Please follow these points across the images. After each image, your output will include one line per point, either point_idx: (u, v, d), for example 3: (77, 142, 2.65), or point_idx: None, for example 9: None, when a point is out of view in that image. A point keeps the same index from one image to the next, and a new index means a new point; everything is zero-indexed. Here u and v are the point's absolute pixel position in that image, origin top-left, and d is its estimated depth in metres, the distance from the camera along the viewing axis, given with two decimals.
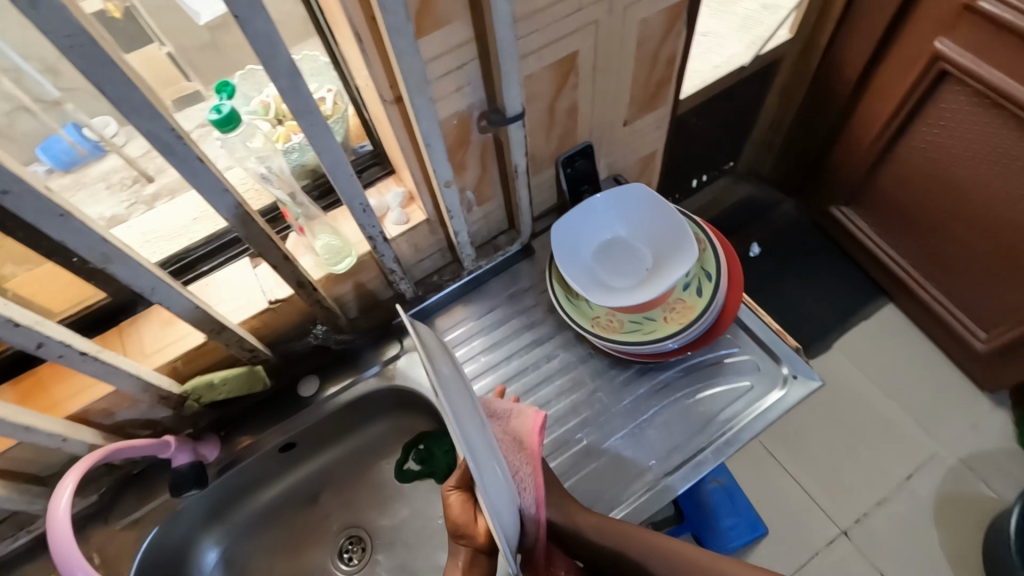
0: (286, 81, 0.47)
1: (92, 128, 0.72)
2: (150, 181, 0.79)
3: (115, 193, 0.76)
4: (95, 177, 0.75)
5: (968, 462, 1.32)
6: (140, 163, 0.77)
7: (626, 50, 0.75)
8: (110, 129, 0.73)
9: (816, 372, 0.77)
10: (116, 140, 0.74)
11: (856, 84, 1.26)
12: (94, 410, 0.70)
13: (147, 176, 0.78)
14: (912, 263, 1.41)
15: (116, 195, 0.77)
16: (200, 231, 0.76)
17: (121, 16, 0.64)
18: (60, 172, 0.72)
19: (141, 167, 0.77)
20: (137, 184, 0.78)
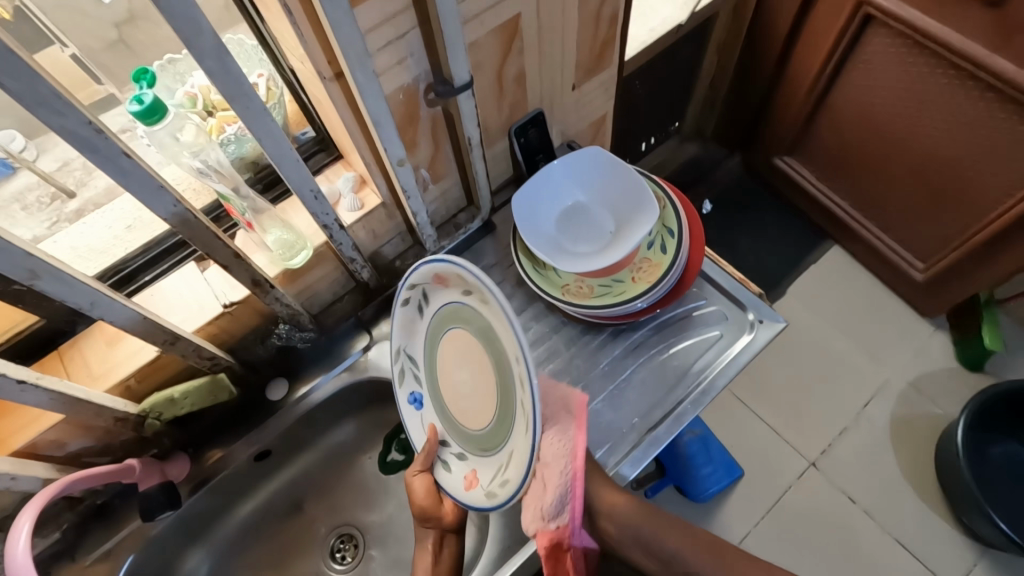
0: (213, 60, 0.43)
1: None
2: (71, 197, 0.73)
3: (34, 213, 0.71)
4: (9, 197, 0.69)
5: (916, 384, 1.42)
6: (58, 178, 0.72)
7: (568, 10, 0.73)
8: (16, 143, 0.68)
9: (779, 315, 0.80)
10: (26, 155, 0.69)
11: (789, 36, 1.29)
12: (43, 443, 0.64)
13: (66, 192, 0.73)
14: (853, 204, 1.48)
15: (36, 215, 0.71)
16: (136, 239, 0.70)
17: (13, 16, 0.59)
18: None
19: (59, 182, 0.72)
20: (57, 201, 0.72)
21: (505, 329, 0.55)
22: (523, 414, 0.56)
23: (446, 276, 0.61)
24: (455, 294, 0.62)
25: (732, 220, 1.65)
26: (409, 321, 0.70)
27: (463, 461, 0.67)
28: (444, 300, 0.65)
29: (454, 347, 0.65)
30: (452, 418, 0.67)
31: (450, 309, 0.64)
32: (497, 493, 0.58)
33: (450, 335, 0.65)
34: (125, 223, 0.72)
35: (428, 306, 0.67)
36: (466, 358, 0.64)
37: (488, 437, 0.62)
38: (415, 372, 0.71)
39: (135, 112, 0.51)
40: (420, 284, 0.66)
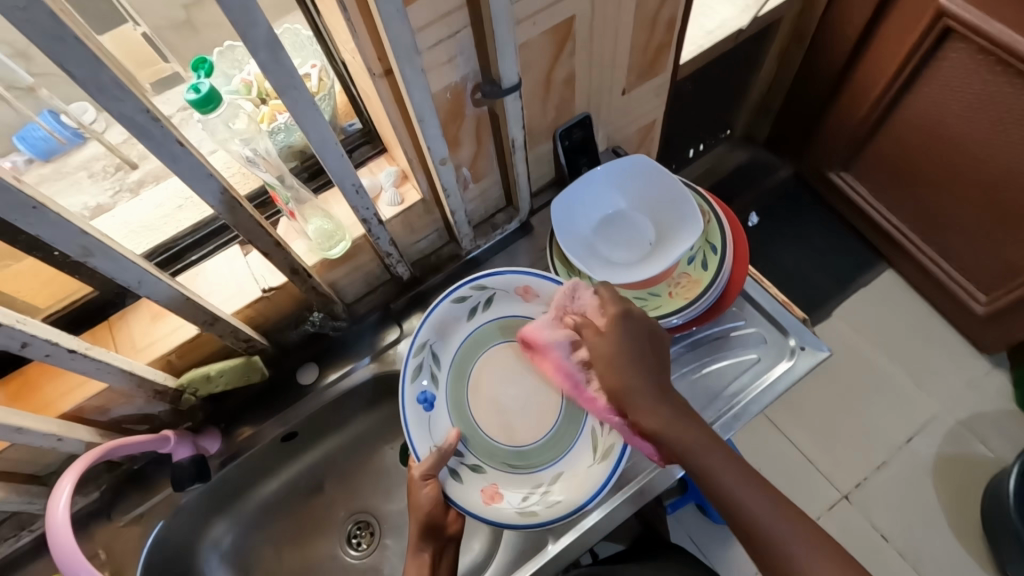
0: (267, 53, 0.43)
1: (70, 116, 0.73)
2: (133, 168, 0.77)
3: (98, 180, 0.75)
4: (76, 165, 0.75)
5: (967, 423, 1.33)
6: (122, 150, 0.76)
7: (624, 13, 0.71)
8: (88, 115, 0.75)
9: (823, 342, 0.76)
10: (95, 127, 0.75)
11: (855, 46, 1.22)
12: (88, 408, 0.68)
13: (130, 163, 0.77)
14: (911, 228, 1.40)
15: (99, 183, 0.75)
16: (187, 218, 0.74)
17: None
18: (42, 162, 0.74)
19: (123, 154, 0.76)
20: (121, 171, 0.77)
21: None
22: (588, 443, 0.72)
23: (538, 292, 0.75)
24: (535, 313, 0.76)
25: (778, 233, 1.59)
26: (451, 318, 0.75)
27: (478, 474, 0.71)
28: (510, 315, 0.77)
29: (507, 360, 0.76)
30: (475, 428, 0.73)
31: (518, 324, 0.77)
32: (536, 512, 0.67)
33: (504, 348, 0.77)
34: (177, 203, 0.75)
35: (484, 312, 0.76)
36: (522, 374, 0.75)
37: (525, 455, 0.72)
38: (434, 371, 0.74)
39: (191, 100, 0.51)
40: (493, 289, 0.75)
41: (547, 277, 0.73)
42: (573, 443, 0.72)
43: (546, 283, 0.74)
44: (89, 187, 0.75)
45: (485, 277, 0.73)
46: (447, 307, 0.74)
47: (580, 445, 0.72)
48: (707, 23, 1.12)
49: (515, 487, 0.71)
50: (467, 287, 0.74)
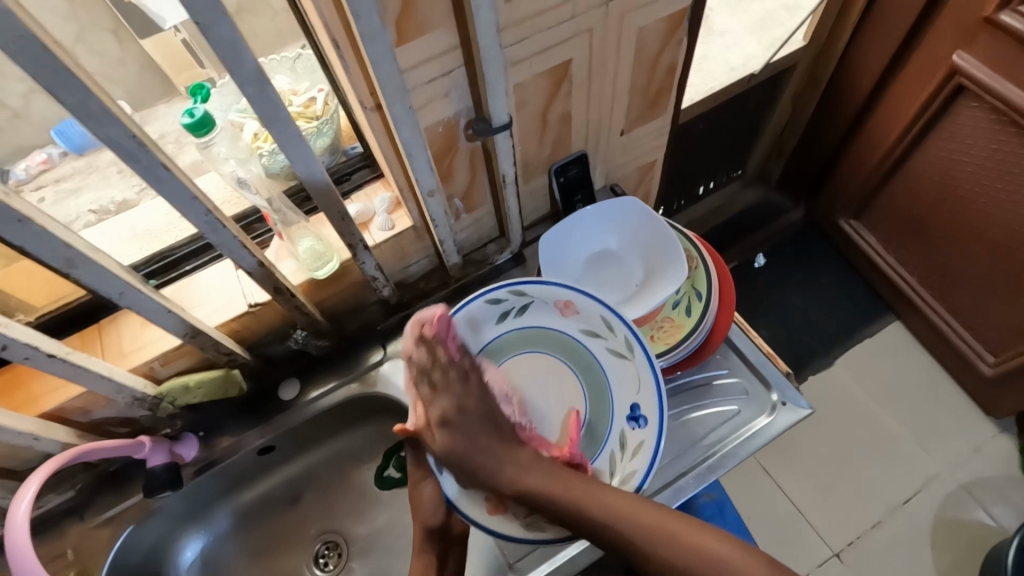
0: (253, 87, 0.45)
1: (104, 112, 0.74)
2: None
3: (126, 177, 0.79)
4: (108, 161, 0.78)
5: (968, 487, 1.29)
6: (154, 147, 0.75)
7: (623, 57, 0.72)
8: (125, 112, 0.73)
9: (805, 400, 0.75)
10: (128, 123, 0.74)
11: (869, 96, 1.22)
12: (69, 408, 0.70)
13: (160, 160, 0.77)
14: (920, 281, 1.38)
15: (127, 179, 0.79)
16: (187, 229, 0.76)
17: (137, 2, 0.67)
18: (75, 155, 0.76)
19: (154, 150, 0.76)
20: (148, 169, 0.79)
21: (636, 391, 0.68)
22: (607, 464, 0.68)
23: (579, 309, 0.70)
24: (571, 329, 0.72)
25: (785, 275, 1.57)
26: (477, 318, 0.70)
27: None
28: (543, 322, 0.72)
29: (533, 367, 0.72)
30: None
31: (549, 335, 0.72)
32: (542, 528, 0.65)
33: (532, 355, 0.72)
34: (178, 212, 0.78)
35: (516, 318, 0.72)
36: (547, 386, 0.71)
37: None
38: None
39: (184, 124, 0.53)
40: (532, 297, 0.71)
41: (592, 295, 0.68)
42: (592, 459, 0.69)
43: (589, 301, 0.69)
44: (117, 181, 0.79)
45: (525, 283, 0.70)
46: (480, 306, 0.70)
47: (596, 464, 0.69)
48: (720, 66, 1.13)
49: None
50: (505, 291, 0.70)
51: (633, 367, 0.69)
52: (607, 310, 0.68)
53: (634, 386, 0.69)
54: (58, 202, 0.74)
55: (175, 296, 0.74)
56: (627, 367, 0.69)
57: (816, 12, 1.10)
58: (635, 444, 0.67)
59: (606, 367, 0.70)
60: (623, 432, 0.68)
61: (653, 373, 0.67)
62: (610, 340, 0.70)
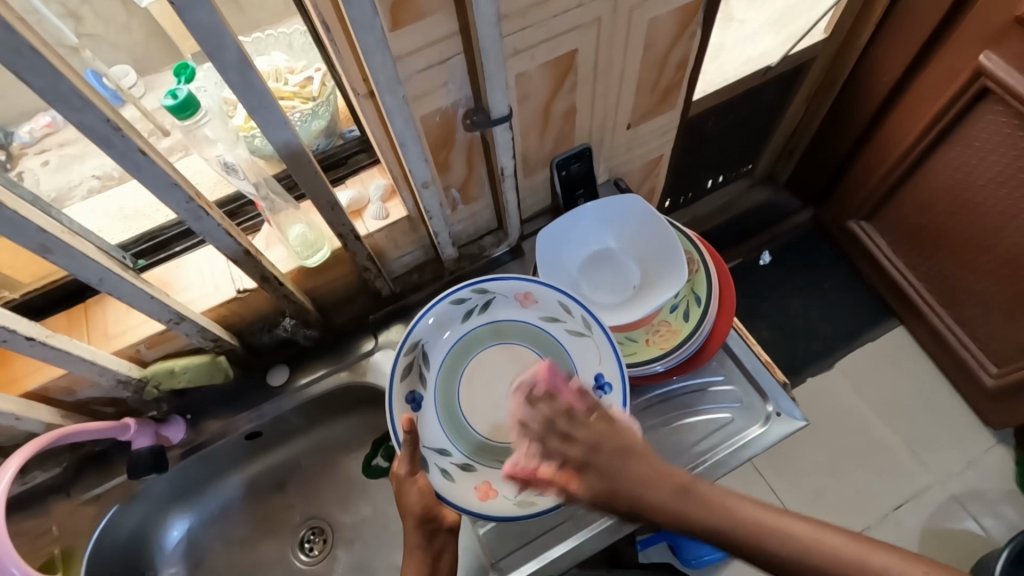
0: (235, 73, 0.43)
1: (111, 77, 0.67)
2: (165, 135, 0.70)
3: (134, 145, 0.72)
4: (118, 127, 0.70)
5: (960, 498, 1.28)
6: (156, 116, 0.69)
7: (632, 50, 0.69)
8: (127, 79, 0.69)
9: (800, 412, 0.73)
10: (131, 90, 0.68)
11: (887, 97, 1.18)
12: (54, 388, 0.69)
13: (162, 130, 0.70)
14: (927, 288, 1.35)
15: None
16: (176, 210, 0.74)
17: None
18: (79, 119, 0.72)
19: (156, 120, 0.69)
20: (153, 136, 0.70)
21: (598, 361, 0.69)
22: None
23: (538, 299, 0.71)
24: (533, 318, 0.72)
25: (789, 276, 1.54)
26: (444, 316, 0.70)
27: (470, 473, 0.68)
28: (507, 315, 0.72)
29: (501, 361, 0.72)
30: (467, 426, 0.70)
31: (516, 327, 0.72)
32: (533, 504, 0.64)
33: (497, 349, 0.72)
34: None
35: (480, 315, 0.71)
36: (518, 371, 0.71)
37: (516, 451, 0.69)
38: (422, 371, 0.70)
39: (167, 107, 0.51)
40: (493, 292, 0.70)
41: (548, 283, 0.68)
42: None
43: (547, 289, 0.69)
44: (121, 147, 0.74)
45: (485, 281, 0.69)
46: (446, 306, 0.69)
47: None
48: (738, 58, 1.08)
49: None
50: (467, 290, 0.69)
51: (594, 342, 0.69)
52: (562, 295, 0.68)
53: (595, 358, 0.69)
54: (60, 168, 0.72)
55: (165, 278, 0.73)
56: (588, 344, 0.69)
57: (839, 6, 1.05)
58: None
59: (571, 350, 0.71)
60: None
61: (609, 342, 0.67)
62: (569, 322, 0.70)
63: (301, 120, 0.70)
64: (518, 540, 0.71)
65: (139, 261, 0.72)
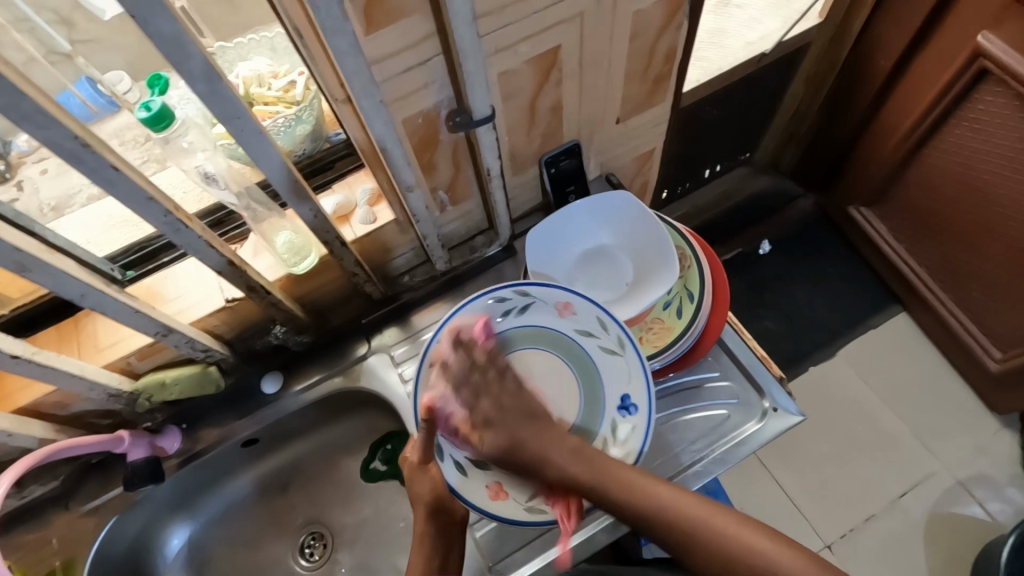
0: (204, 84, 0.42)
1: (106, 84, 0.65)
2: None
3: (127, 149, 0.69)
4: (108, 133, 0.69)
5: (966, 483, 1.27)
6: None
7: (617, 43, 0.68)
8: (123, 85, 0.66)
9: (797, 407, 0.73)
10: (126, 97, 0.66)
11: (884, 81, 1.16)
12: (47, 402, 0.69)
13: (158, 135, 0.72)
14: (930, 273, 1.33)
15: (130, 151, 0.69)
16: None
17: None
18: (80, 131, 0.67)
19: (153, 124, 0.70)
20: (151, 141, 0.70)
21: (626, 382, 0.68)
22: (600, 444, 0.69)
23: (577, 311, 0.68)
24: (567, 328, 0.70)
25: (791, 264, 1.52)
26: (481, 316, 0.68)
27: (483, 470, 0.68)
28: (544, 321, 0.70)
29: (529, 364, 0.71)
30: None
31: (547, 335, 0.70)
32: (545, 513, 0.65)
33: (528, 352, 0.71)
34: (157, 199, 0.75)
35: (517, 317, 0.69)
36: (545, 378, 0.71)
37: None
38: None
39: (140, 119, 0.50)
40: (534, 298, 0.68)
41: (590, 297, 0.66)
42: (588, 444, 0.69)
43: (588, 303, 0.67)
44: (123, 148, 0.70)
45: (530, 286, 0.66)
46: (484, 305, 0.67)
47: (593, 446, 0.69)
48: (735, 43, 1.05)
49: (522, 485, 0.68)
50: (509, 292, 0.66)
51: (624, 361, 0.68)
52: (602, 312, 0.66)
53: (623, 376, 0.68)
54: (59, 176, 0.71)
55: (154, 287, 0.72)
56: (618, 362, 0.68)
57: None
58: (625, 428, 0.68)
59: (598, 362, 0.70)
60: (615, 419, 0.69)
61: (643, 368, 0.66)
62: (602, 338, 0.68)
63: (286, 125, 0.69)
64: (516, 541, 0.70)
65: (128, 272, 0.72)
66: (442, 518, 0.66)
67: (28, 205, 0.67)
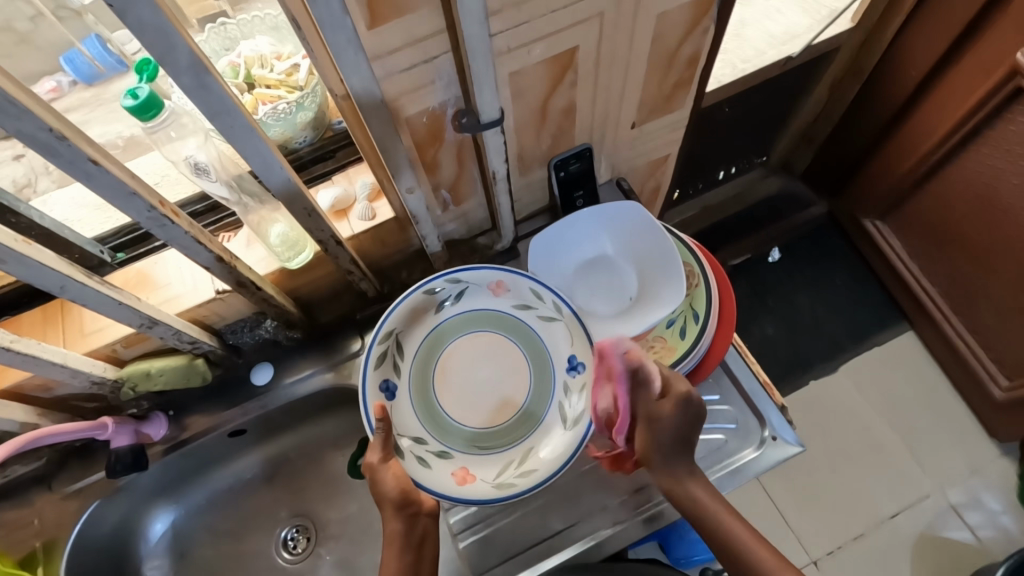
0: (190, 78, 0.39)
1: (115, 44, 0.66)
2: None
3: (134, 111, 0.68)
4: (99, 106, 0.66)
5: (958, 508, 1.26)
6: None
7: (637, 45, 0.64)
8: (133, 45, 0.67)
9: (797, 438, 0.71)
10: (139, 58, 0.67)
11: (912, 92, 1.12)
12: (29, 385, 0.67)
13: None
14: (941, 293, 1.30)
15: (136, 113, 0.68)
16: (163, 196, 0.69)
17: None
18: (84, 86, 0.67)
19: None
20: None
21: (571, 344, 0.69)
22: (559, 414, 0.68)
23: (509, 287, 0.70)
24: (504, 306, 0.71)
25: (799, 273, 1.48)
26: (422, 307, 0.69)
27: (446, 459, 0.66)
28: (481, 304, 0.71)
29: (473, 348, 0.70)
30: (442, 414, 0.68)
31: (487, 316, 0.71)
32: (513, 484, 0.64)
33: (468, 337, 0.70)
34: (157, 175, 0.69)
35: (454, 305, 0.70)
36: (492, 358, 0.70)
37: (496, 435, 0.68)
38: (397, 361, 0.68)
39: (127, 107, 0.47)
40: (466, 282, 0.69)
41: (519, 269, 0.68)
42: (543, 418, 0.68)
43: (518, 277, 0.69)
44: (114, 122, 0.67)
45: (459, 271, 0.67)
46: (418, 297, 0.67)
47: (551, 416, 0.68)
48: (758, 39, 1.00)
49: (487, 464, 0.67)
50: (441, 280, 0.67)
51: (565, 325, 0.69)
52: (533, 280, 0.68)
53: (566, 339, 0.69)
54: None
55: (145, 272, 0.70)
56: (560, 328, 0.70)
57: None
58: (577, 391, 0.68)
59: (540, 333, 0.70)
60: (567, 382, 0.69)
61: (581, 325, 0.67)
62: (541, 309, 0.70)
63: (287, 112, 0.65)
64: (500, 555, 0.69)
65: (119, 255, 0.70)
66: (411, 510, 0.59)
67: (32, 163, 0.69)
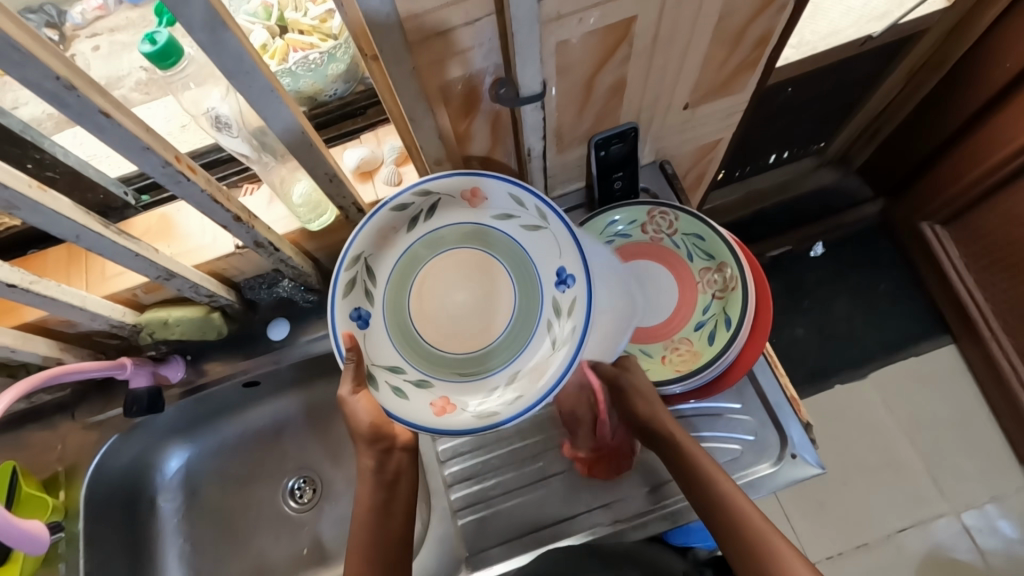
0: (204, 33, 0.36)
1: None
2: None
3: None
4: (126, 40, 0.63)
5: (972, 532, 1.21)
6: None
7: (703, 20, 0.57)
8: None
9: (820, 461, 0.67)
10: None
11: (1002, 90, 1.00)
12: (52, 320, 0.68)
13: None
14: (994, 309, 1.22)
15: None
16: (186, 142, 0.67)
17: None
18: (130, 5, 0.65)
19: None
20: None
21: (559, 254, 0.59)
22: (547, 334, 0.59)
23: (487, 195, 0.61)
24: (483, 218, 0.62)
25: (841, 274, 1.39)
26: (394, 224, 0.61)
27: (424, 390, 0.59)
28: (459, 217, 0.62)
29: (450, 268, 0.62)
30: (419, 340, 0.60)
31: (467, 232, 0.62)
32: (495, 412, 0.56)
33: (445, 257, 0.62)
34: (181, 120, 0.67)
35: (428, 222, 0.62)
36: (471, 278, 0.61)
37: (476, 359, 0.60)
38: (369, 287, 0.60)
39: (146, 53, 0.45)
40: (438, 194, 0.60)
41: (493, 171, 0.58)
42: (530, 339, 0.59)
43: (494, 181, 0.59)
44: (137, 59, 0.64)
45: (425, 181, 0.58)
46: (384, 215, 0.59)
47: (538, 339, 0.59)
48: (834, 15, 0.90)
49: (468, 393, 0.59)
50: (408, 194, 0.59)
51: (551, 235, 0.60)
52: (510, 183, 0.59)
53: (554, 250, 0.59)
54: (110, 55, 0.64)
55: (167, 218, 0.68)
56: (546, 238, 0.60)
57: None
58: (567, 308, 0.58)
59: (527, 247, 0.61)
60: (556, 298, 0.59)
61: (568, 230, 0.57)
62: (523, 217, 0.61)
63: (318, 62, 0.61)
64: (497, 537, 0.69)
65: (143, 197, 0.69)
66: (380, 448, 0.62)
67: None
